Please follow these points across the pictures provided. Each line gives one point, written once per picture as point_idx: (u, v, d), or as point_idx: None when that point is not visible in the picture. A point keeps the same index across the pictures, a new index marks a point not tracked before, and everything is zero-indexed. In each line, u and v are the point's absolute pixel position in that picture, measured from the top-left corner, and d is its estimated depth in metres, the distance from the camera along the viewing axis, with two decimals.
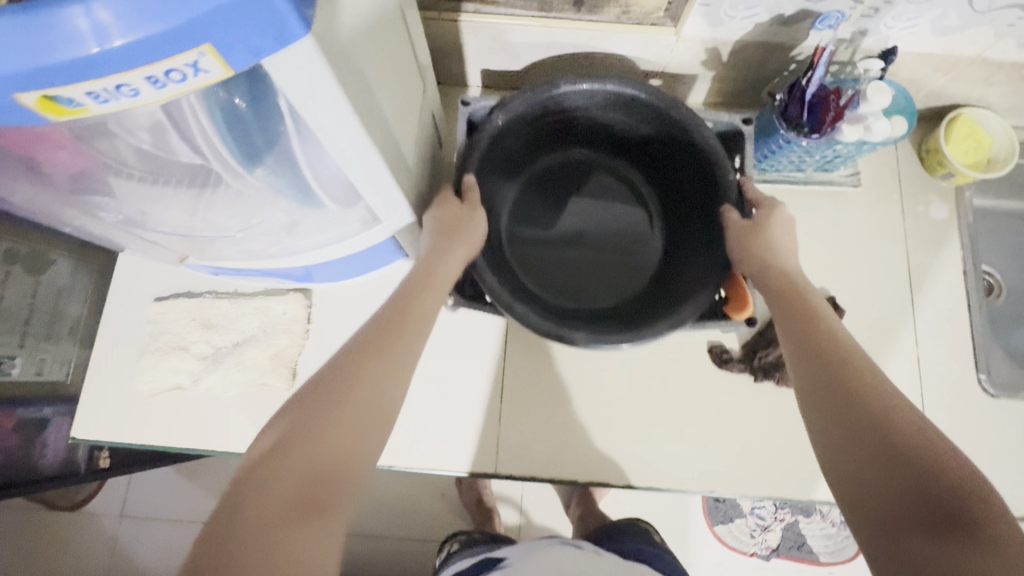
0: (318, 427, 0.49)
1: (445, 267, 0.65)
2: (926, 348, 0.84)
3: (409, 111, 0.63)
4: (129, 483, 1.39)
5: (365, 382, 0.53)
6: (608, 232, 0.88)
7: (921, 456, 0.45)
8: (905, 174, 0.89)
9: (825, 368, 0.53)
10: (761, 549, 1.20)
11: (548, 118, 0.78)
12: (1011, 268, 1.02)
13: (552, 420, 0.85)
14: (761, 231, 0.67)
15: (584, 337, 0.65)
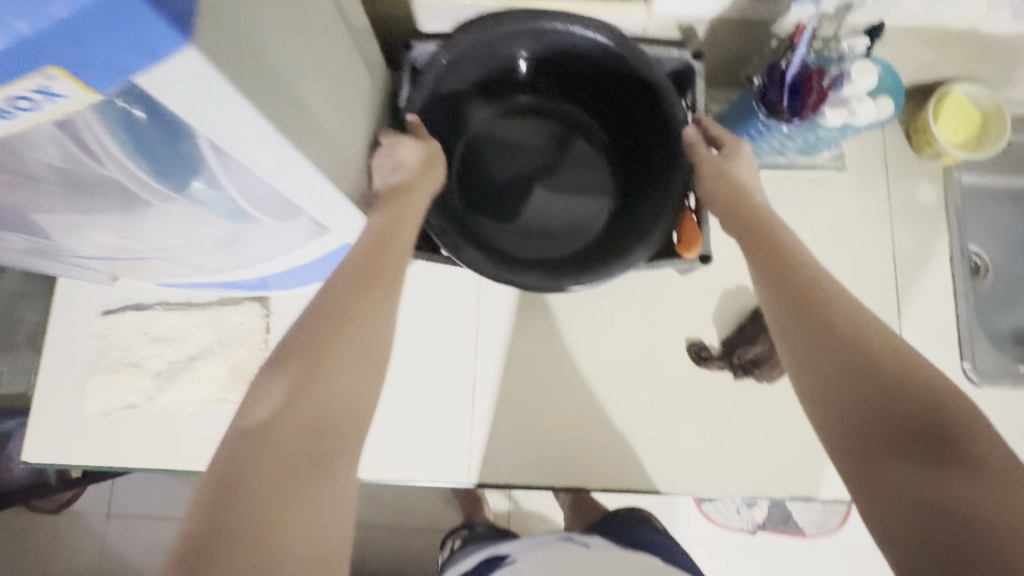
0: (301, 393, 0.47)
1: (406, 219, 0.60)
2: (911, 337, 0.81)
3: (351, 109, 0.58)
4: (114, 483, 1.36)
5: (339, 339, 0.51)
6: (565, 182, 0.82)
7: (904, 384, 0.42)
8: (892, 156, 0.85)
9: (804, 305, 0.50)
10: (748, 524, 1.20)
11: (497, 60, 0.73)
12: (999, 247, 0.99)
13: (528, 424, 0.81)
14: (727, 166, 0.64)
15: (533, 281, 0.65)
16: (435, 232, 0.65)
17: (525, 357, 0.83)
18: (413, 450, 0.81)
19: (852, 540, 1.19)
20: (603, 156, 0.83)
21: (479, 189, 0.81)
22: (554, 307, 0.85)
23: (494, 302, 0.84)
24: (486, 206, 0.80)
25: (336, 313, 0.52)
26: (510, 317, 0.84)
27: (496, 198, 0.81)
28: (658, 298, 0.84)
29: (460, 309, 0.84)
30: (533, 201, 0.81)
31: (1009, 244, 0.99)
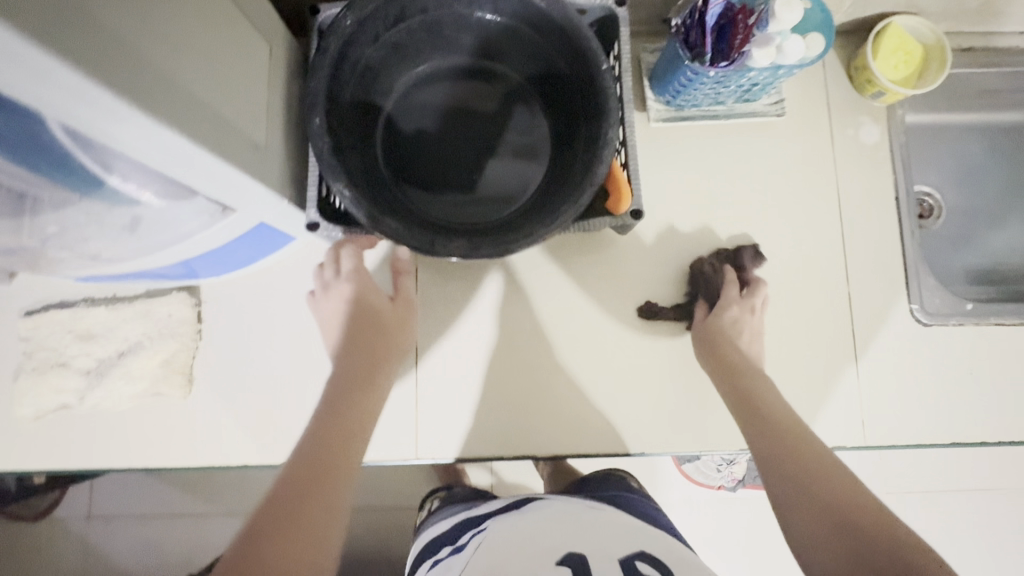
0: (333, 429, 0.60)
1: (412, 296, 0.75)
2: (858, 282, 0.80)
3: (239, 79, 0.55)
4: (92, 485, 1.35)
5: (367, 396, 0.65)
6: (499, 143, 0.78)
7: (827, 474, 0.56)
8: (835, 97, 0.83)
9: (752, 414, 0.65)
10: (727, 481, 1.20)
11: (410, 15, 0.69)
12: (950, 186, 0.98)
13: (477, 399, 0.79)
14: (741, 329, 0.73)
15: (458, 248, 0.63)
16: (350, 203, 0.62)
17: (471, 331, 0.80)
18: None
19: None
20: (540, 117, 0.79)
21: (409, 157, 0.77)
22: (498, 278, 0.81)
23: (434, 275, 0.81)
24: (417, 178, 0.77)
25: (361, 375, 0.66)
26: (451, 286, 0.81)
27: (427, 164, 0.77)
28: (604, 260, 0.81)
29: None
30: (466, 166, 0.77)
31: (960, 182, 0.98)
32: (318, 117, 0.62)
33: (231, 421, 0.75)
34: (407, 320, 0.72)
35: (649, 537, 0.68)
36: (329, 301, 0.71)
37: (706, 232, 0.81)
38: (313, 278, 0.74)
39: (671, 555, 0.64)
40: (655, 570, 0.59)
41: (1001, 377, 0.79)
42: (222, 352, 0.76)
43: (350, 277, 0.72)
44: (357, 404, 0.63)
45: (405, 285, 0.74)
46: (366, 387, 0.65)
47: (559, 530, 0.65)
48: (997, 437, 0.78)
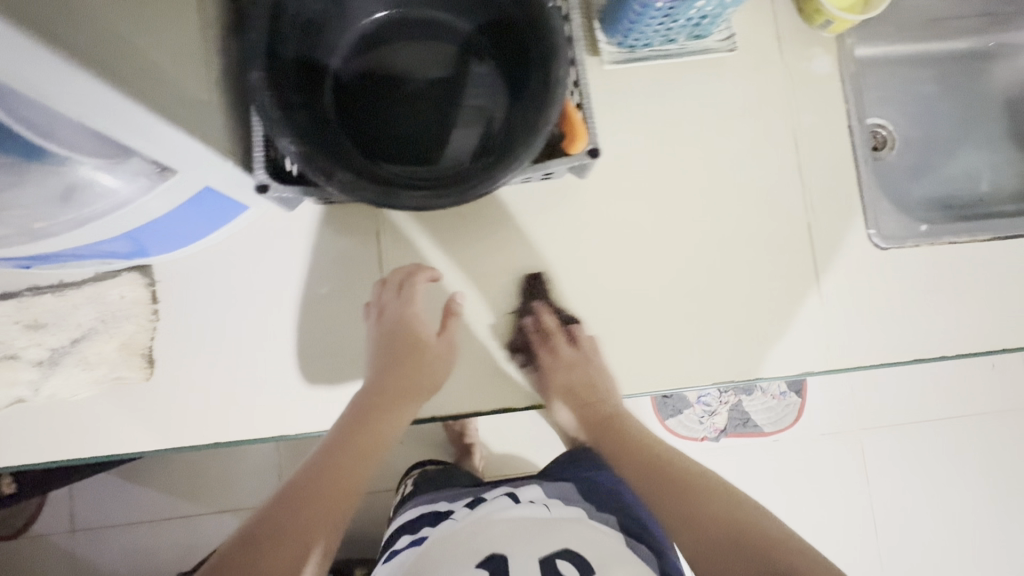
0: (347, 451, 0.69)
1: (456, 333, 0.77)
2: (818, 212, 0.81)
3: (172, 28, 0.52)
4: (73, 495, 1.31)
5: (386, 424, 0.71)
6: (451, 97, 0.76)
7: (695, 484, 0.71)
8: (785, 29, 0.83)
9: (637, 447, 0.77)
10: (710, 432, 1.23)
11: None
12: (900, 117, 1.00)
13: (537, 346, 0.79)
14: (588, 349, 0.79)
15: (416, 198, 0.61)
16: (299, 160, 0.59)
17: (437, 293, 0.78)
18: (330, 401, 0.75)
19: (806, 430, 1.23)
20: (490, 69, 0.77)
21: (360, 115, 0.74)
22: (462, 237, 0.80)
23: (396, 237, 0.78)
24: (367, 136, 0.74)
25: (384, 402, 0.72)
26: (414, 245, 0.79)
27: (378, 122, 0.74)
28: (567, 209, 0.80)
29: (359, 248, 0.77)
30: (419, 121, 0.75)
31: (910, 113, 1.00)
32: (257, 70, 0.59)
33: (200, 400, 0.73)
34: (444, 365, 0.76)
35: (583, 530, 0.76)
36: (381, 324, 0.74)
37: (666, 174, 0.81)
38: (372, 292, 0.76)
39: (596, 549, 0.73)
40: (576, 569, 0.70)
41: (957, 294, 0.81)
42: (182, 332, 0.73)
43: (407, 310, 0.74)
44: (374, 433, 0.70)
45: (453, 329, 0.76)
46: (387, 418, 0.72)
47: (498, 534, 0.76)
48: (955, 352, 0.81)
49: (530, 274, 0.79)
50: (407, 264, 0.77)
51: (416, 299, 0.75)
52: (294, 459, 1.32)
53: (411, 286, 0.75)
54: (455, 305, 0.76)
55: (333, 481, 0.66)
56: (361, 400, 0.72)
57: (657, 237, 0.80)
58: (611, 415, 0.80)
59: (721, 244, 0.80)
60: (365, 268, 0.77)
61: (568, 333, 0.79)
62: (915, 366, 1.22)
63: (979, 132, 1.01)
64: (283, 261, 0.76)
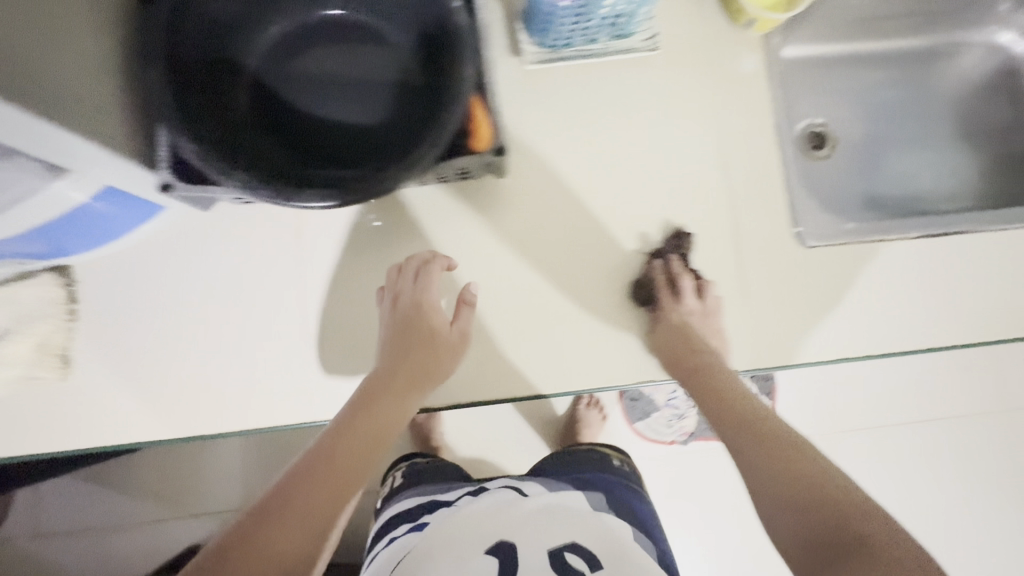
0: (353, 433, 0.66)
1: (468, 320, 0.75)
2: (743, 211, 0.81)
3: (70, 32, 0.52)
4: (40, 497, 1.31)
5: (395, 410, 0.69)
6: (368, 92, 0.74)
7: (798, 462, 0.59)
8: (711, 28, 0.83)
9: (733, 415, 0.67)
10: (679, 436, 1.22)
11: None
12: (840, 117, 1.00)
13: (663, 291, 0.77)
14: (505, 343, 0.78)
15: (313, 195, 0.61)
16: (194, 157, 0.59)
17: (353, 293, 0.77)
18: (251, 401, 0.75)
19: None
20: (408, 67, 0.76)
21: (272, 113, 0.72)
22: (388, 235, 0.79)
23: (319, 236, 0.77)
24: (282, 134, 0.72)
25: (392, 388, 0.70)
26: (336, 244, 0.78)
27: (291, 119, 0.72)
28: (494, 207, 0.80)
29: (280, 249, 0.77)
30: (334, 120, 0.73)
31: (850, 112, 1.00)
32: (156, 71, 0.60)
33: (126, 400, 0.74)
34: (456, 355, 0.74)
35: (587, 525, 0.78)
36: (395, 310, 0.73)
37: (592, 172, 0.81)
38: (386, 276, 0.75)
39: (603, 543, 0.75)
40: (585, 564, 0.71)
41: (888, 292, 0.81)
42: (101, 331, 0.74)
43: (423, 296, 0.73)
44: (382, 419, 0.68)
45: (467, 318, 0.74)
46: (396, 404, 0.69)
47: (514, 522, 0.78)
48: (888, 350, 0.80)
49: (681, 229, 0.80)
50: (422, 253, 0.77)
51: (431, 285, 0.74)
52: (260, 462, 1.32)
53: (428, 272, 0.74)
54: (469, 294, 0.74)
55: (339, 463, 0.63)
56: (368, 388, 0.70)
57: (584, 234, 0.80)
58: (708, 363, 0.74)
59: (649, 243, 0.80)
60: (285, 267, 0.77)
61: (698, 285, 0.78)
62: (884, 367, 1.20)
63: (918, 130, 1.00)
64: (207, 261, 0.76)
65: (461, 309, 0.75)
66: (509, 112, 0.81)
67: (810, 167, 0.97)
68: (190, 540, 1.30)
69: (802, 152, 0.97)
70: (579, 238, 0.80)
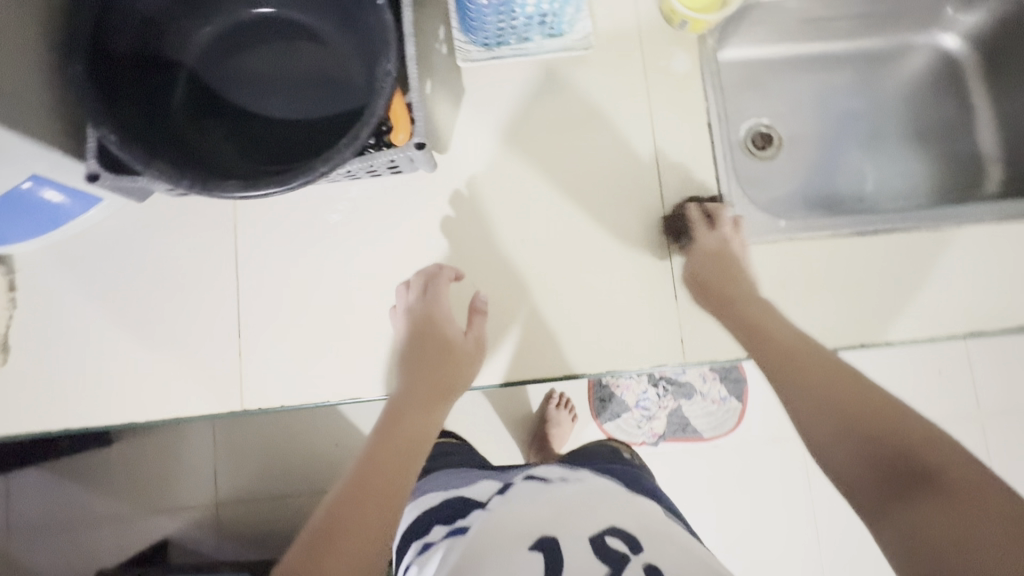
0: (388, 450, 0.62)
1: (481, 327, 0.76)
2: (679, 206, 0.82)
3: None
4: (10, 490, 1.33)
5: (422, 423, 0.67)
6: (302, 89, 0.76)
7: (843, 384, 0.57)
8: (645, 29, 0.84)
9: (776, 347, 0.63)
10: (649, 437, 1.21)
11: None
12: (786, 117, 1.01)
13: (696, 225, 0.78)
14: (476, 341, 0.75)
15: (232, 186, 0.63)
16: (115, 147, 0.61)
17: (284, 286, 0.77)
18: (184, 390, 0.75)
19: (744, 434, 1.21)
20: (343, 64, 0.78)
21: (208, 109, 0.75)
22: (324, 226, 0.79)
23: (255, 227, 0.78)
24: (217, 128, 0.74)
25: (417, 404, 0.68)
26: (272, 234, 0.78)
27: (226, 114, 0.75)
28: (432, 200, 0.80)
29: (217, 239, 0.78)
30: (268, 115, 0.75)
31: (795, 113, 1.01)
32: (81, 65, 0.61)
33: (59, 387, 0.74)
34: (474, 363, 0.74)
35: (626, 508, 0.68)
36: (410, 324, 0.73)
37: (530, 167, 0.82)
38: (396, 296, 0.76)
39: (645, 528, 0.64)
40: (625, 545, 0.60)
41: (821, 286, 0.82)
42: (40, 319, 0.75)
43: (438, 306, 0.74)
44: (414, 433, 0.65)
45: (480, 325, 0.75)
46: (425, 418, 0.67)
47: (547, 507, 0.66)
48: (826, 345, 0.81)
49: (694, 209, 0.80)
50: (428, 267, 0.78)
51: (441, 296, 0.75)
52: (228, 459, 1.32)
53: (436, 284, 0.75)
54: (479, 300, 0.76)
55: (380, 478, 0.59)
56: (393, 409, 0.68)
57: (520, 229, 0.81)
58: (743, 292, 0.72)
59: (582, 238, 0.81)
60: (221, 257, 0.77)
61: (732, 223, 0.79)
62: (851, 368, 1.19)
63: (864, 131, 1.01)
64: (141, 251, 0.77)
65: (476, 316, 0.76)
66: (446, 109, 0.82)
67: (751, 167, 0.99)
68: (157, 535, 1.32)
69: (743, 152, 0.99)
70: (514, 233, 0.81)
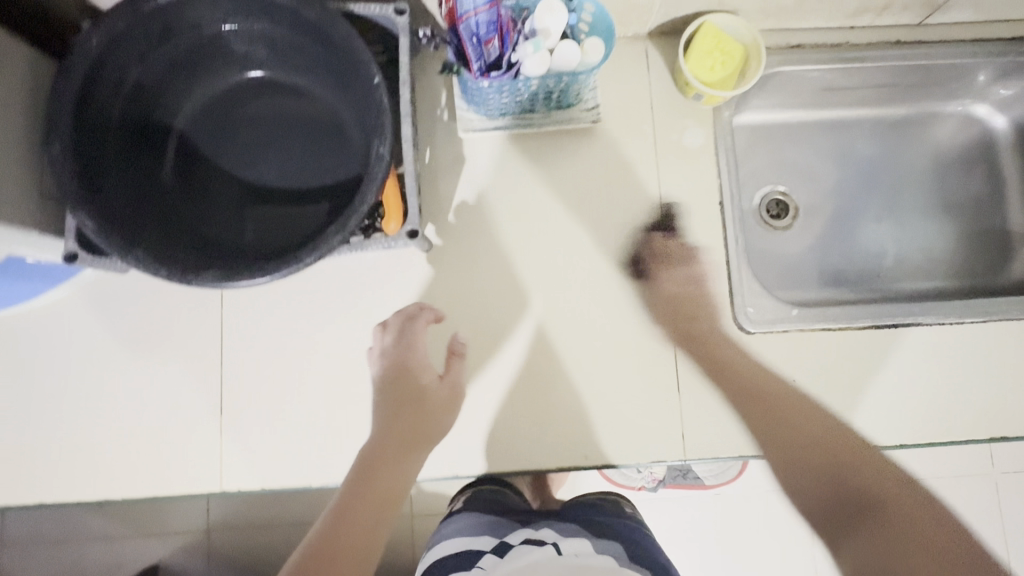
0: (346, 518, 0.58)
1: (455, 370, 0.67)
2: (684, 289, 0.78)
3: None
4: None
5: (386, 475, 0.60)
6: (296, 160, 0.72)
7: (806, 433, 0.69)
8: (658, 100, 0.80)
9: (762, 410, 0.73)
10: (647, 483, 1.04)
11: (181, 28, 0.66)
12: (805, 186, 0.95)
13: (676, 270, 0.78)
14: (455, 387, 0.67)
15: (212, 277, 0.59)
16: (92, 234, 0.58)
17: (271, 361, 0.74)
18: (163, 465, 0.73)
19: None
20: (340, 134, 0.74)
21: (197, 179, 0.71)
22: (315, 299, 0.76)
23: (243, 299, 0.75)
24: (205, 200, 0.71)
25: (382, 456, 0.61)
26: (260, 307, 0.75)
27: (214, 185, 0.71)
28: (427, 276, 0.77)
29: (202, 310, 0.75)
30: (259, 188, 0.72)
31: (815, 183, 0.96)
32: (57, 144, 0.58)
33: (44, 458, 0.72)
34: (451, 415, 0.66)
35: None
36: (381, 372, 0.67)
37: (532, 242, 0.78)
38: (373, 338, 0.70)
39: None
40: None
41: (834, 379, 0.78)
42: (19, 387, 0.73)
43: (414, 351, 0.68)
44: (379, 495, 0.59)
45: (458, 370, 0.67)
46: (392, 475, 0.60)
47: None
48: None
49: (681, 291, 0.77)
50: (409, 308, 0.71)
51: (416, 341, 0.68)
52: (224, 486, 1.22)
53: (413, 329, 0.69)
54: (456, 344, 0.68)
55: (335, 554, 0.55)
56: (358, 464, 0.62)
57: (519, 308, 0.77)
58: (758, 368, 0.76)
59: (585, 320, 0.77)
60: (207, 328, 0.74)
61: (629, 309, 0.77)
62: None
63: (891, 202, 0.95)
64: (125, 319, 0.74)
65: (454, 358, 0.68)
66: (446, 179, 0.79)
67: (764, 238, 0.94)
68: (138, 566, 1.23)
69: (757, 220, 0.94)
70: (512, 311, 0.77)
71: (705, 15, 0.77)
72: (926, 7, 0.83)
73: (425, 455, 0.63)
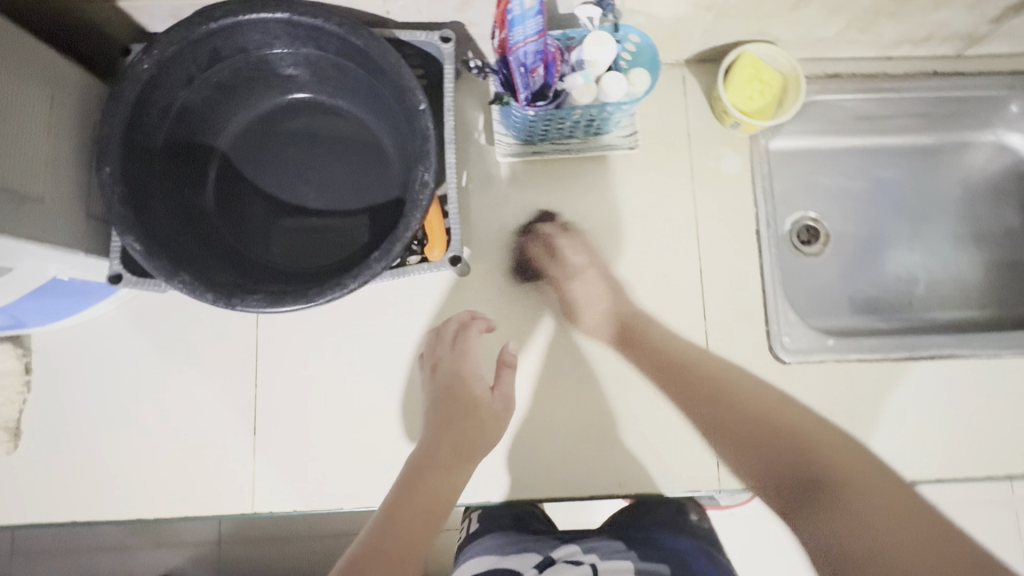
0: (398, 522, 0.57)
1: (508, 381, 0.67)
2: (719, 315, 0.78)
3: (17, 138, 0.53)
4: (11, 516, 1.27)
5: (437, 479, 0.60)
6: (335, 183, 0.72)
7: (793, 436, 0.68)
8: (694, 127, 0.80)
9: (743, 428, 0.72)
10: None
11: (229, 53, 0.66)
12: (835, 213, 0.95)
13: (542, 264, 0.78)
14: (506, 403, 0.67)
15: (257, 301, 0.59)
16: (138, 255, 0.58)
17: (305, 381, 0.74)
18: (196, 485, 0.72)
19: None
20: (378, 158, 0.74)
21: (238, 200, 0.72)
22: (350, 319, 0.76)
23: (277, 319, 0.75)
24: (246, 221, 0.71)
25: (436, 459, 0.61)
26: (294, 328, 0.75)
27: (255, 206, 0.72)
28: (462, 299, 0.77)
29: (237, 329, 0.75)
30: (299, 210, 0.72)
31: (844, 210, 0.95)
32: (107, 167, 0.59)
33: (74, 475, 0.72)
34: (501, 428, 0.65)
35: None
36: (434, 379, 0.67)
37: (567, 266, 0.78)
38: (426, 342, 0.71)
39: None
40: None
41: (872, 410, 0.76)
42: (54, 404, 0.73)
43: (467, 359, 0.68)
44: (431, 501, 0.59)
45: (509, 382, 0.67)
46: (443, 481, 0.60)
47: None
48: None
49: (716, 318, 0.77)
50: (461, 316, 0.72)
51: (469, 350, 0.69)
52: None
53: (467, 335, 0.69)
54: (510, 355, 0.67)
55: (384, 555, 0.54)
56: (409, 467, 0.62)
57: (553, 331, 0.77)
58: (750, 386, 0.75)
59: (619, 346, 0.77)
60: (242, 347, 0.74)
61: (664, 335, 0.77)
62: None
63: (923, 229, 0.95)
64: (161, 338, 0.74)
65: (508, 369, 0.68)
66: (481, 202, 0.79)
67: (794, 264, 0.94)
68: None
69: (788, 246, 0.94)
70: (547, 334, 0.77)
71: (744, 43, 0.78)
72: (966, 38, 0.83)
73: (475, 465, 0.63)
